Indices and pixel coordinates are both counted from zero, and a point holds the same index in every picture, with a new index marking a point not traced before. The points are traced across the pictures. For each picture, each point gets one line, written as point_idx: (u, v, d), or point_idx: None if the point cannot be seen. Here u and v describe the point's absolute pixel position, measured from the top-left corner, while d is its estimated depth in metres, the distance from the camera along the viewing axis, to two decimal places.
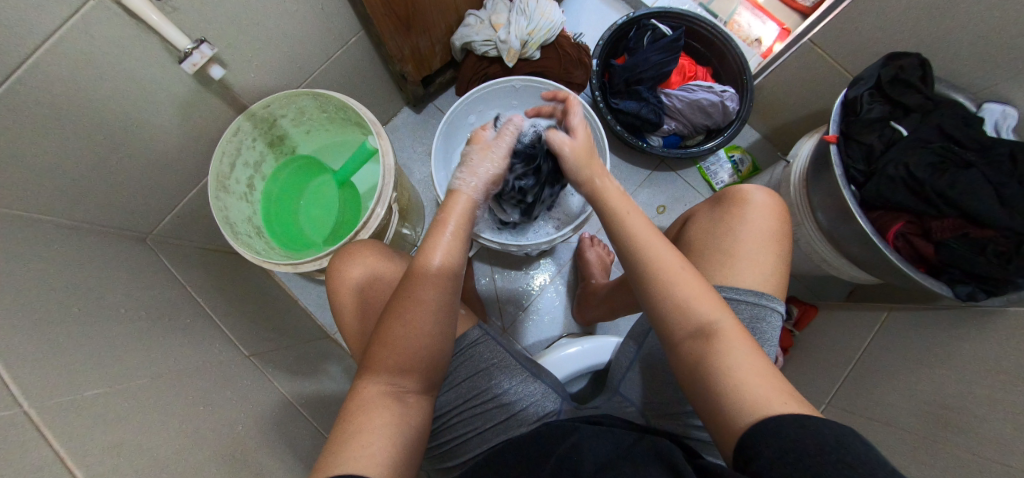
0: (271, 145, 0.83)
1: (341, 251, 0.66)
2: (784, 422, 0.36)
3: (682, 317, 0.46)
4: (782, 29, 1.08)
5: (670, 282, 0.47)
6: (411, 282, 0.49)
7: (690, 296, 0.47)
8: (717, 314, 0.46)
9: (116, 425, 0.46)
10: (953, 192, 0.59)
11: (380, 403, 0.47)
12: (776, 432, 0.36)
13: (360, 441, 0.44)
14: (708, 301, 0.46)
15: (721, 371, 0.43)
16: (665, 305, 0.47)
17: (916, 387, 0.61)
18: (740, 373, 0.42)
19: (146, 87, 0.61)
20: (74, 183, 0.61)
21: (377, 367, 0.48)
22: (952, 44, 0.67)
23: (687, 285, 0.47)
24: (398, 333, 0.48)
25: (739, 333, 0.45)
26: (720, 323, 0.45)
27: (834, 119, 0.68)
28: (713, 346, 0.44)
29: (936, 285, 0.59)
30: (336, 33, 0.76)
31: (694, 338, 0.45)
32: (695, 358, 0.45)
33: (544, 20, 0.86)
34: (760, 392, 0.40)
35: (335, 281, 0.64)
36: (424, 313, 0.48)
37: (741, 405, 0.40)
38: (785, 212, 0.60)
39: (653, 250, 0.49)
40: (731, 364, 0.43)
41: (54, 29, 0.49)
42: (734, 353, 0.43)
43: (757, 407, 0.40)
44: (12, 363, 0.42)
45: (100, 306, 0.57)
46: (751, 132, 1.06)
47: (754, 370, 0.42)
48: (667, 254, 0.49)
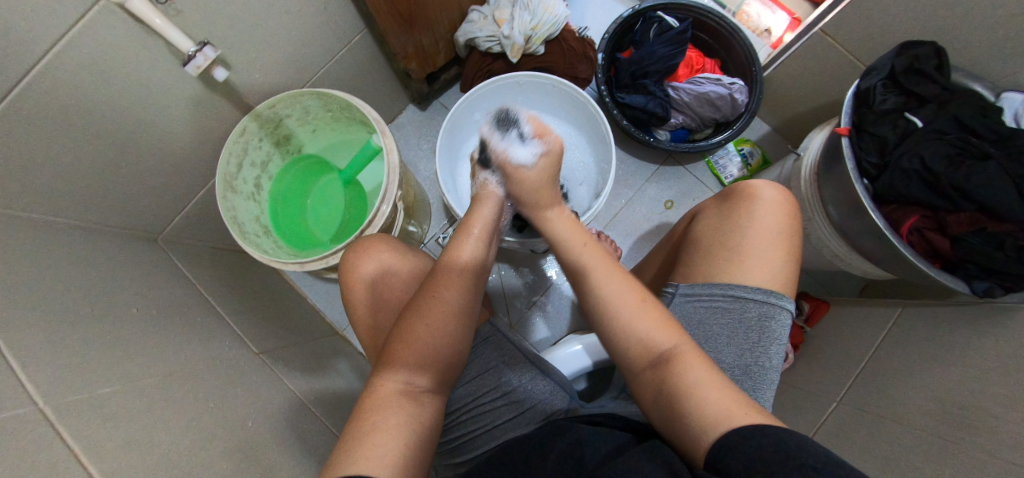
0: (277, 145, 0.84)
1: (354, 245, 0.66)
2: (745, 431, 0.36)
3: (642, 347, 0.47)
4: (793, 18, 1.06)
5: (630, 317, 0.48)
6: (436, 279, 0.52)
7: (648, 328, 0.47)
8: (675, 340, 0.46)
9: (127, 423, 0.47)
10: (970, 185, 0.57)
11: (392, 403, 0.46)
12: (736, 444, 0.35)
13: (372, 440, 0.42)
14: (667, 330, 0.46)
15: (682, 390, 0.42)
16: (629, 338, 0.47)
17: (931, 385, 0.60)
18: (700, 388, 0.41)
19: (152, 89, 0.61)
20: (84, 184, 0.62)
21: (394, 364, 0.48)
22: (970, 32, 0.65)
23: (647, 317, 0.47)
24: (415, 331, 0.49)
25: (697, 354, 0.44)
26: (679, 347, 0.45)
27: (846, 110, 0.66)
28: (674, 370, 0.44)
29: (953, 281, 0.58)
30: (339, 32, 0.76)
31: (653, 367, 0.46)
32: (656, 386, 0.44)
33: (548, 15, 0.85)
34: (720, 403, 0.40)
35: (347, 276, 0.64)
36: (444, 313, 0.50)
37: (700, 421, 0.40)
38: (794, 207, 0.59)
39: (608, 286, 0.50)
40: (691, 380, 0.42)
41: (60, 34, 0.49)
42: (694, 374, 0.42)
43: (717, 420, 0.39)
44: (27, 362, 0.43)
45: (112, 306, 0.58)
46: (762, 125, 1.04)
47: (717, 385, 0.41)
48: (624, 291, 0.49)
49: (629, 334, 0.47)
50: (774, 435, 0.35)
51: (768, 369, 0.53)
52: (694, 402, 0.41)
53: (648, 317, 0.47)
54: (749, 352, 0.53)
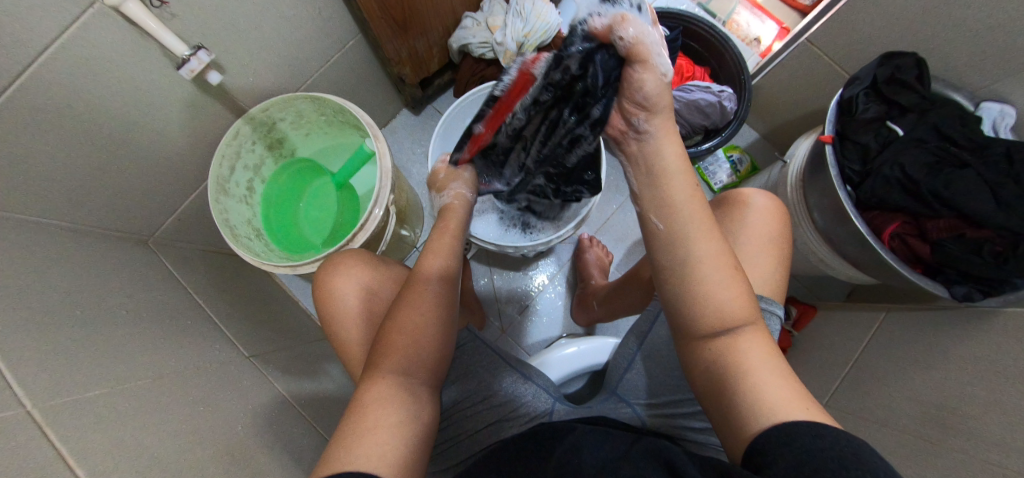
0: (271, 148, 0.84)
1: (326, 263, 0.67)
2: (805, 428, 0.36)
3: (716, 315, 0.43)
4: (781, 28, 1.08)
5: (715, 284, 0.44)
6: (414, 288, 0.52)
7: (729, 299, 0.43)
8: (750, 320, 0.44)
9: (115, 425, 0.47)
10: (949, 192, 0.59)
11: (393, 395, 0.46)
12: (791, 437, 0.35)
13: (373, 440, 0.42)
14: (745, 307, 0.44)
15: (742, 373, 0.41)
16: (703, 304, 0.44)
17: (914, 388, 0.61)
18: (763, 376, 0.41)
19: (145, 92, 0.62)
20: (75, 186, 0.62)
21: (388, 357, 0.48)
22: (949, 43, 0.67)
23: (732, 288, 0.44)
24: (406, 325, 0.50)
25: (763, 338, 0.43)
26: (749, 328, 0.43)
27: (830, 119, 0.68)
28: (739, 350, 0.42)
29: (933, 286, 0.59)
30: (333, 37, 0.77)
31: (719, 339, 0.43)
32: (718, 359, 0.43)
33: (540, 22, 0.84)
34: (780, 395, 0.39)
35: (324, 290, 0.64)
36: (431, 307, 0.52)
37: (759, 407, 0.39)
38: (785, 216, 0.60)
39: (700, 245, 0.45)
40: (755, 366, 0.41)
41: (55, 36, 0.50)
42: (759, 360, 0.42)
43: (773, 410, 0.39)
44: (15, 365, 0.43)
45: (102, 308, 0.58)
46: (750, 132, 1.06)
47: (777, 375, 0.41)
48: (714, 251, 0.44)
49: (707, 299, 0.43)
50: (833, 439, 0.34)
51: None
52: (750, 385, 0.41)
53: (733, 287, 0.44)
54: None
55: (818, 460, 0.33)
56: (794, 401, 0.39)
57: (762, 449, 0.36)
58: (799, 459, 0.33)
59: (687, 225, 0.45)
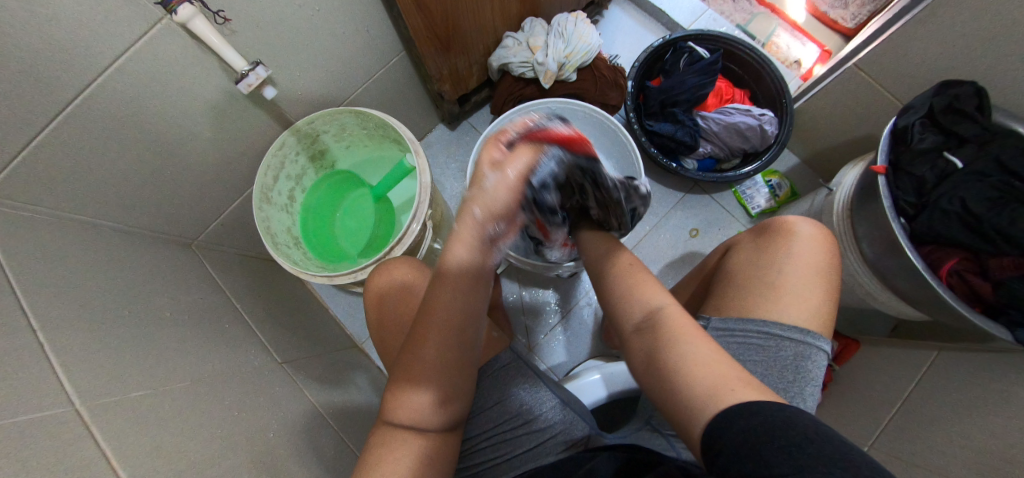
0: (312, 160, 0.86)
1: (379, 265, 0.68)
2: (739, 407, 0.35)
3: (628, 307, 0.50)
4: (823, 51, 1.07)
5: (632, 290, 0.51)
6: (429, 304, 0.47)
7: (633, 286, 0.51)
8: (658, 301, 0.49)
9: (157, 427, 0.48)
10: (1015, 229, 0.56)
11: (397, 433, 0.48)
12: (731, 422, 0.34)
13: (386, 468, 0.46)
14: (650, 291, 0.50)
15: (664, 347, 0.43)
16: (616, 298, 0.52)
17: (973, 435, 0.57)
18: (693, 359, 0.41)
19: (201, 103, 0.64)
20: (129, 190, 0.65)
21: (406, 385, 0.48)
22: (1012, 72, 0.64)
23: (644, 288, 0.51)
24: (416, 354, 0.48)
25: (682, 315, 0.46)
26: (660, 306, 0.48)
27: (882, 148, 0.65)
28: (659, 330, 0.45)
29: (994, 328, 0.55)
30: (379, 54, 0.79)
31: (641, 327, 0.47)
32: (644, 343, 0.46)
33: (582, 43, 0.87)
34: (709, 382, 0.38)
35: (368, 295, 0.66)
36: (442, 335, 0.47)
37: (687, 379, 0.40)
38: (833, 246, 0.58)
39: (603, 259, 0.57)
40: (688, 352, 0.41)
41: (124, 50, 0.52)
42: (679, 331, 0.44)
43: (713, 394, 0.37)
44: (67, 363, 0.45)
45: (147, 310, 0.60)
46: (791, 156, 1.03)
47: (706, 359, 0.40)
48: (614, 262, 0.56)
49: (614, 296, 0.52)
50: (769, 416, 0.33)
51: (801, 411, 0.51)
52: (676, 357, 0.42)
53: (635, 278, 0.53)
54: (785, 390, 0.52)
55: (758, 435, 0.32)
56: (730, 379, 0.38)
57: (712, 438, 0.35)
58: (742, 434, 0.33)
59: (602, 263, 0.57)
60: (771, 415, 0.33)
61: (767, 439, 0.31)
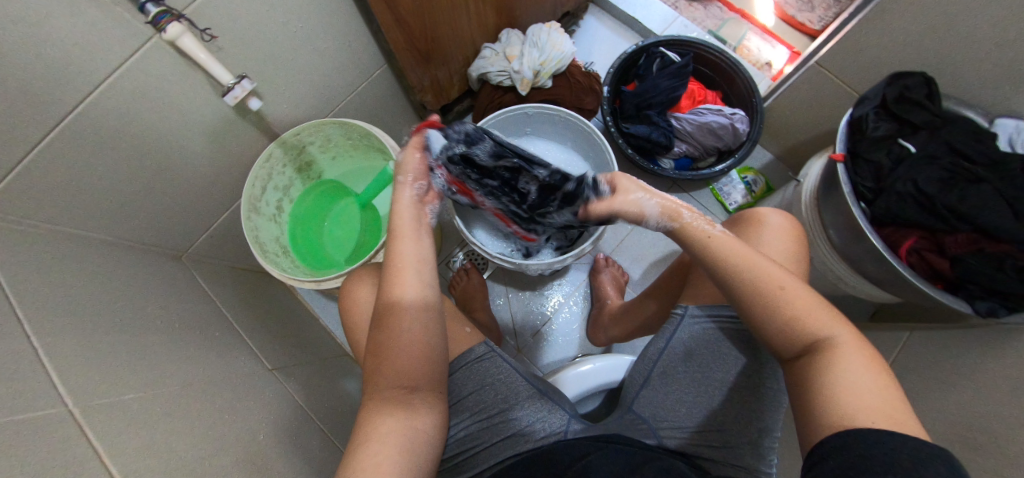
0: (299, 171, 0.89)
1: (354, 274, 0.70)
2: (870, 434, 0.37)
3: (793, 332, 0.45)
4: (792, 52, 1.12)
5: (787, 299, 0.45)
6: (394, 314, 0.51)
7: (802, 311, 0.45)
8: (833, 330, 0.44)
9: (148, 427, 0.49)
10: (965, 208, 0.58)
11: (386, 413, 0.49)
12: (853, 443, 0.37)
13: (369, 455, 0.46)
14: (824, 317, 0.45)
15: (832, 381, 0.42)
16: (773, 320, 0.46)
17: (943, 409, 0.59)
18: (853, 383, 0.41)
19: (190, 118, 0.67)
20: (120, 203, 0.67)
21: (377, 378, 0.51)
22: (960, 62, 0.68)
23: (799, 297, 0.45)
24: (383, 339, 0.51)
25: (857, 347, 0.43)
26: (838, 340, 0.44)
27: (840, 138, 0.69)
28: (831, 362, 0.43)
29: (956, 302, 0.58)
30: (362, 67, 0.83)
31: (808, 353, 0.44)
32: (807, 372, 0.44)
33: (555, 52, 0.91)
34: (874, 405, 0.40)
35: (347, 299, 0.67)
36: (410, 318, 0.51)
37: (844, 406, 0.40)
38: (802, 236, 0.61)
39: (756, 265, 0.47)
40: (849, 377, 0.41)
41: (114, 68, 0.55)
42: (854, 366, 0.42)
43: (856, 414, 0.39)
44: (60, 366, 0.47)
45: (138, 318, 0.62)
46: (764, 153, 1.07)
47: (870, 387, 0.41)
48: (770, 269, 0.47)
49: (773, 316, 0.46)
50: (886, 443, 0.36)
51: None
52: (845, 390, 0.41)
53: (801, 300, 0.45)
54: None
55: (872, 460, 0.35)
56: (881, 411, 0.39)
57: (826, 448, 0.39)
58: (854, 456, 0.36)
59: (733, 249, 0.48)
60: (889, 445, 0.36)
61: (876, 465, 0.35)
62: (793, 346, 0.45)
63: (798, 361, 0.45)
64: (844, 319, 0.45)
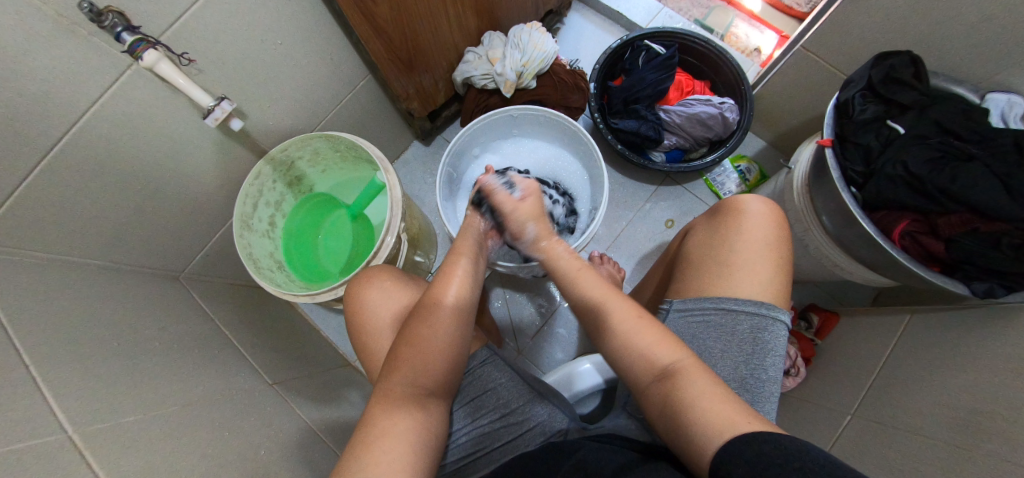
0: (290, 186, 0.89)
1: (357, 278, 0.70)
2: (749, 438, 0.37)
3: (645, 361, 0.47)
4: (781, 36, 1.10)
5: (630, 330, 0.49)
6: (427, 316, 0.54)
7: (649, 341, 0.48)
8: (678, 353, 0.46)
9: (148, 447, 0.50)
10: (956, 187, 0.57)
11: (402, 407, 0.48)
12: (750, 452, 0.36)
13: (382, 447, 0.44)
14: (665, 344, 0.47)
15: (686, 401, 0.43)
16: (627, 351, 0.48)
17: (945, 393, 0.58)
18: (705, 398, 0.42)
19: (176, 140, 0.68)
20: (114, 228, 0.68)
21: (398, 371, 0.51)
22: (947, 38, 0.67)
23: (647, 330, 0.49)
24: (418, 330, 0.53)
25: (700, 368, 0.45)
26: (683, 362, 0.45)
27: (828, 122, 0.68)
28: (679, 385, 0.44)
29: (952, 284, 0.57)
30: (345, 79, 0.83)
31: (661, 379, 0.45)
32: (662, 399, 0.45)
33: (537, 52, 0.91)
34: (725, 414, 0.40)
35: (354, 303, 0.68)
36: (444, 317, 0.54)
37: (706, 425, 0.40)
38: (782, 219, 0.60)
39: (610, 302, 0.52)
40: (698, 393, 0.43)
41: (97, 96, 0.56)
42: (699, 386, 0.43)
43: (722, 429, 0.39)
44: (58, 392, 0.48)
45: (136, 340, 0.63)
46: (757, 141, 1.06)
47: (719, 400, 0.42)
48: (623, 307, 0.51)
49: (629, 347, 0.48)
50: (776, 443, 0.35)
51: (764, 381, 0.53)
52: (702, 407, 0.41)
53: (649, 330, 0.48)
54: (744, 363, 0.53)
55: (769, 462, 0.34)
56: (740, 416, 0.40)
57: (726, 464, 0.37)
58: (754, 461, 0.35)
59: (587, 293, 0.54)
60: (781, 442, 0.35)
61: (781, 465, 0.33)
62: (651, 369, 0.46)
63: (657, 382, 0.46)
64: (687, 344, 0.47)
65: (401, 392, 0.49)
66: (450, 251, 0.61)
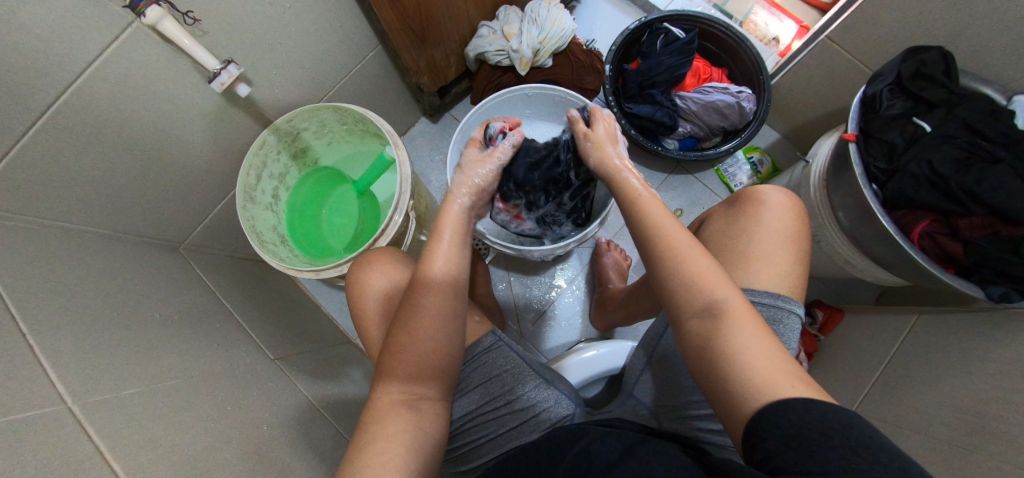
0: (295, 158, 0.87)
1: (360, 259, 0.68)
2: (790, 403, 0.36)
3: (691, 293, 0.45)
4: (801, 26, 1.07)
5: (681, 261, 0.47)
6: (415, 296, 0.53)
7: (699, 275, 0.46)
8: (725, 292, 0.44)
9: (150, 421, 0.49)
10: (981, 189, 0.57)
11: (391, 412, 0.49)
12: (780, 416, 0.36)
13: (375, 451, 0.45)
14: (716, 280, 0.45)
15: (727, 342, 0.42)
16: (673, 279, 0.47)
17: (951, 393, 0.58)
18: (751, 351, 0.41)
19: (178, 106, 0.65)
20: (112, 196, 0.65)
21: (390, 372, 0.51)
22: (978, 35, 0.65)
23: (697, 262, 0.46)
24: (399, 341, 0.52)
25: (747, 312, 0.43)
26: (730, 301, 0.44)
27: (853, 116, 0.67)
28: (721, 324, 0.43)
29: (967, 287, 0.57)
30: (354, 49, 0.80)
31: (700, 316, 0.44)
32: (700, 335, 0.44)
33: (555, 29, 0.87)
34: (768, 371, 0.39)
35: (354, 286, 0.66)
36: (424, 322, 0.52)
37: (742, 371, 0.40)
38: (802, 212, 0.60)
39: (665, 229, 0.49)
40: (742, 341, 0.41)
41: (96, 55, 0.53)
42: (746, 333, 0.42)
43: (759, 381, 0.39)
44: (58, 363, 0.46)
45: (137, 311, 0.61)
46: (771, 132, 1.04)
47: (767, 353, 0.41)
48: (681, 235, 0.48)
49: (677, 277, 0.46)
50: (818, 411, 0.35)
51: None
52: (745, 360, 0.40)
53: (702, 263, 0.46)
54: None
55: (812, 435, 0.33)
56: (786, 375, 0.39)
57: (760, 426, 0.36)
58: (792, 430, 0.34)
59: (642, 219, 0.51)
60: (825, 415, 0.34)
61: (818, 441, 0.33)
62: (696, 301, 0.45)
63: (697, 317, 0.45)
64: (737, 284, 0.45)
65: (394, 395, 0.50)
66: (432, 228, 0.58)
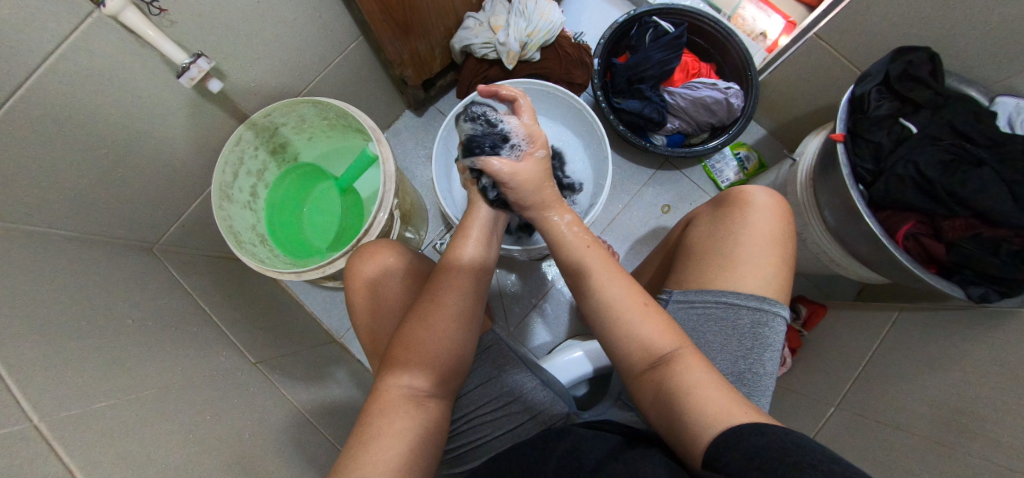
0: (273, 153, 0.83)
1: (356, 252, 0.65)
2: (741, 428, 0.37)
3: (641, 348, 0.47)
4: (789, 22, 1.05)
5: (630, 318, 0.48)
6: (441, 281, 0.53)
7: (648, 330, 0.47)
8: (675, 343, 0.46)
9: (120, 436, 0.46)
10: (965, 191, 0.58)
11: (400, 407, 0.47)
12: (735, 442, 0.36)
13: (381, 446, 0.44)
14: (664, 332, 0.47)
15: (681, 388, 0.43)
16: (623, 339, 0.48)
17: (928, 391, 0.60)
18: (704, 391, 0.42)
19: (145, 99, 0.61)
20: (76, 194, 0.61)
21: (400, 363, 0.49)
22: (964, 37, 0.66)
23: (646, 320, 0.48)
24: (418, 334, 0.50)
25: (696, 357, 0.45)
26: (679, 350, 0.46)
27: (841, 116, 0.67)
28: (675, 371, 0.44)
29: (949, 287, 0.58)
30: (335, 38, 0.77)
31: (653, 368, 0.46)
32: (654, 386, 0.45)
33: (543, 21, 0.85)
34: (717, 405, 0.41)
35: (352, 280, 0.64)
36: (448, 318, 0.52)
37: (695, 411, 0.41)
38: (788, 212, 0.60)
39: (607, 286, 0.50)
40: (692, 383, 0.43)
41: (53, 46, 0.49)
42: (693, 375, 0.44)
43: (716, 418, 0.40)
44: (21, 377, 0.43)
45: (108, 316, 0.58)
46: (758, 129, 1.05)
47: (721, 391, 0.42)
48: (625, 291, 0.49)
49: (630, 335, 0.47)
50: (772, 434, 0.35)
51: (763, 375, 0.53)
52: (697, 402, 0.42)
53: (648, 318, 0.48)
54: (743, 358, 0.54)
55: (768, 455, 0.33)
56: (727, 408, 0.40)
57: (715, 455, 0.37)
58: (748, 455, 0.34)
59: (592, 274, 0.51)
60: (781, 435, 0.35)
61: (776, 459, 0.33)
62: (646, 355, 0.47)
63: (650, 370, 0.46)
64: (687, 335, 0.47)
65: (400, 390, 0.48)
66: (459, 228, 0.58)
